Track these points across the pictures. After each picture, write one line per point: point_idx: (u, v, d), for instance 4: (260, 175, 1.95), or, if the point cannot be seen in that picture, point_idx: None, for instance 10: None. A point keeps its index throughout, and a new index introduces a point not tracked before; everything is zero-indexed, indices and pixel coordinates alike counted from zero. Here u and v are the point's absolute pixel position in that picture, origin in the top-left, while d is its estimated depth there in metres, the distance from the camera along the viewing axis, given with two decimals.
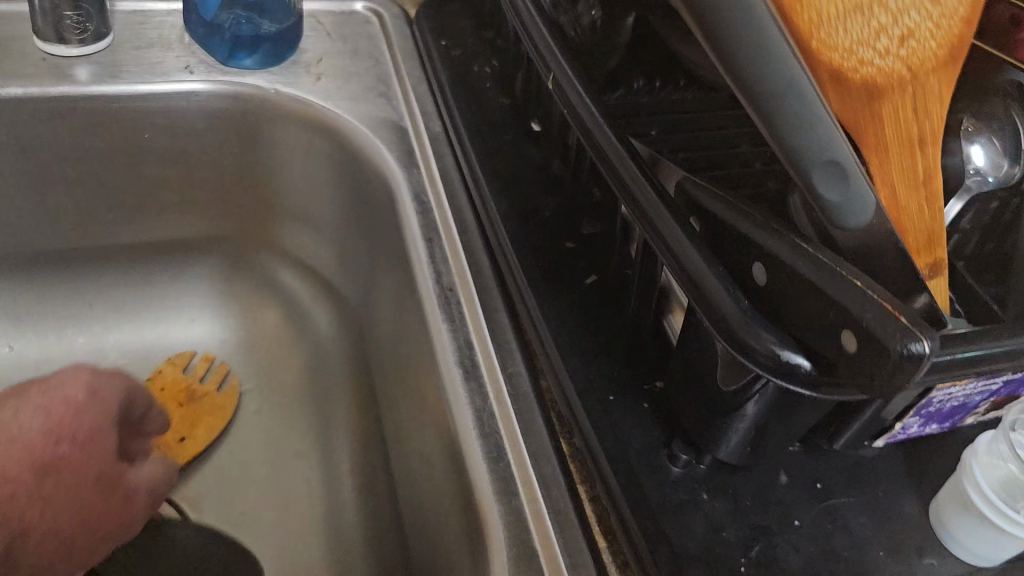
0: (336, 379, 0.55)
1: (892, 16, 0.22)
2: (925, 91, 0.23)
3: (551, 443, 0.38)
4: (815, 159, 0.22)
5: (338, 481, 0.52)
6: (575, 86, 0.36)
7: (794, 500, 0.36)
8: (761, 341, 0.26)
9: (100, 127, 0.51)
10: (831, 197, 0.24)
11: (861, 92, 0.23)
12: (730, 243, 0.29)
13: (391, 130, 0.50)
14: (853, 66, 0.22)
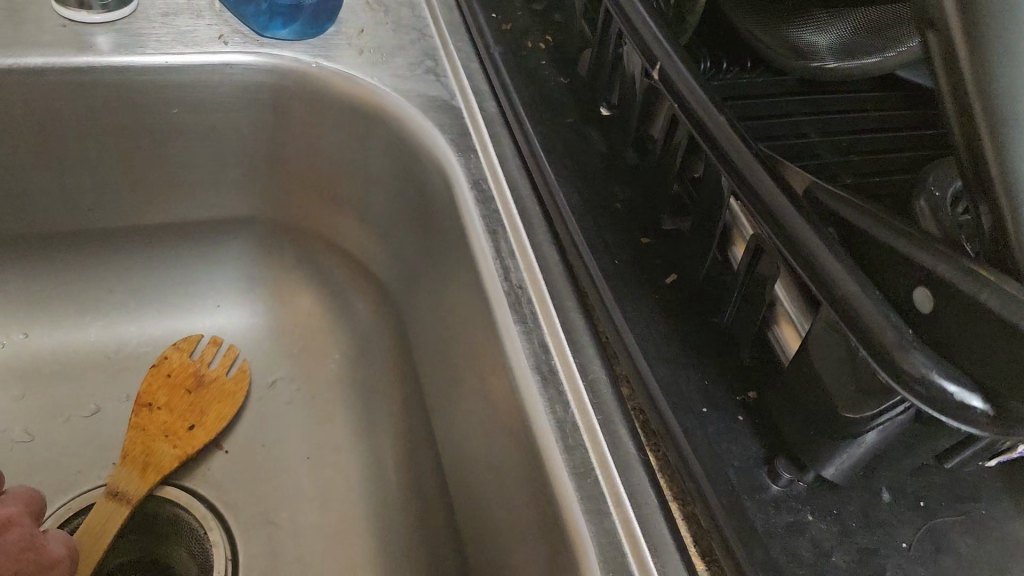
0: (378, 372, 0.53)
1: None
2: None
3: (639, 455, 0.36)
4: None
5: (385, 482, 0.49)
6: (685, 75, 0.33)
7: (899, 521, 0.34)
8: (924, 373, 0.23)
9: (124, 101, 0.46)
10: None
11: None
12: (880, 260, 0.27)
13: (443, 111, 0.47)
14: None
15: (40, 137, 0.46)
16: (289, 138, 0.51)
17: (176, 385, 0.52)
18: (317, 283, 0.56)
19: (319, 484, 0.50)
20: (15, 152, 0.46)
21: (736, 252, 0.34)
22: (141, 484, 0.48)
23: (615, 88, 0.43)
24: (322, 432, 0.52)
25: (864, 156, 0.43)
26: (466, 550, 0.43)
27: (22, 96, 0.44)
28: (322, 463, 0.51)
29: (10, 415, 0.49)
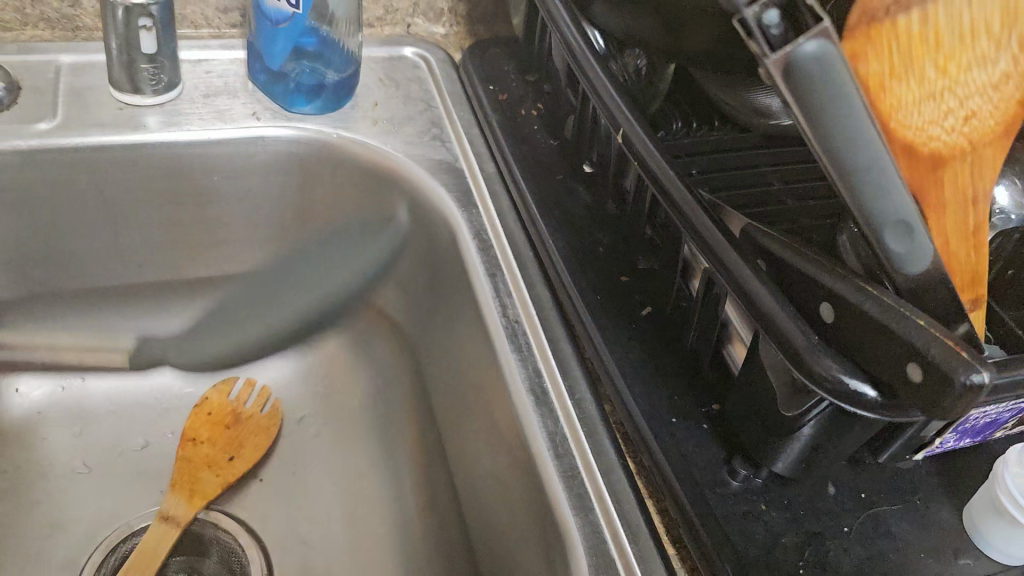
0: (395, 404, 0.59)
1: (958, 100, 0.25)
2: (983, 163, 0.26)
3: (619, 460, 0.42)
4: (889, 223, 0.26)
5: (403, 501, 0.55)
6: (642, 136, 0.40)
7: (841, 509, 0.40)
8: (828, 370, 0.30)
9: (171, 171, 0.54)
10: (897, 248, 0.27)
11: (928, 163, 0.26)
12: (797, 284, 0.33)
13: (449, 172, 0.54)
14: (924, 140, 0.25)
15: (98, 203, 0.53)
16: (314, 199, 0.58)
17: (216, 422, 0.58)
18: (339, 328, 0.62)
19: (345, 505, 0.56)
20: (78, 215, 0.53)
21: (696, 283, 0.41)
22: (188, 508, 0.55)
23: (595, 148, 0.50)
24: (346, 459, 0.58)
25: (815, 199, 0.50)
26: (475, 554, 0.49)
27: (86, 169, 0.51)
28: (348, 486, 0.57)
29: (70, 448, 0.56)
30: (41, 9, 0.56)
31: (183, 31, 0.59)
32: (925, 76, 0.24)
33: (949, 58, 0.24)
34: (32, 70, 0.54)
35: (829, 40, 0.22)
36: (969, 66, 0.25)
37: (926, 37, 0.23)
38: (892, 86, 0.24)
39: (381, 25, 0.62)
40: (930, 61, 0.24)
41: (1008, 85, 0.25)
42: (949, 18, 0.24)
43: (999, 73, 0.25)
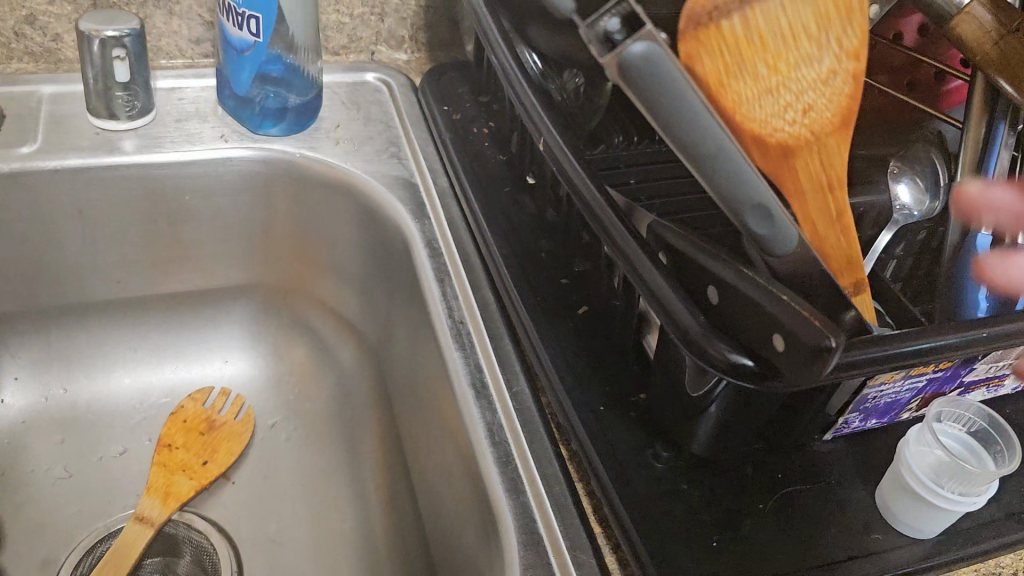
0: (358, 408, 0.62)
1: (794, 95, 0.28)
2: (825, 149, 0.30)
3: (552, 447, 0.45)
4: (749, 207, 0.29)
5: (365, 499, 0.58)
6: (557, 141, 0.43)
7: (758, 489, 0.43)
8: (715, 348, 0.33)
9: (145, 191, 0.57)
10: (763, 231, 0.31)
11: (777, 152, 0.29)
12: (692, 273, 0.36)
13: (405, 187, 0.58)
14: (770, 132, 0.28)
15: (77, 222, 0.57)
16: (280, 215, 0.61)
17: (191, 429, 0.61)
18: (307, 340, 0.66)
19: (311, 504, 0.59)
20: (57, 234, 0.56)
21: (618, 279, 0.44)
22: (163, 509, 0.57)
23: (536, 162, 0.54)
24: (313, 462, 0.61)
25: None
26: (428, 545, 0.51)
27: (64, 189, 0.55)
28: (314, 487, 0.60)
29: (52, 455, 0.59)
30: (25, 43, 0.59)
31: (159, 62, 0.63)
32: (759, 74, 0.27)
33: (778, 58, 0.27)
34: (15, 100, 0.58)
35: (655, 42, 0.24)
36: (798, 63, 0.27)
37: (754, 43, 0.26)
38: (730, 84, 0.26)
39: (345, 52, 0.66)
40: (762, 61, 0.26)
41: (834, 79, 0.28)
42: (772, 23, 0.26)
43: (824, 69, 0.28)
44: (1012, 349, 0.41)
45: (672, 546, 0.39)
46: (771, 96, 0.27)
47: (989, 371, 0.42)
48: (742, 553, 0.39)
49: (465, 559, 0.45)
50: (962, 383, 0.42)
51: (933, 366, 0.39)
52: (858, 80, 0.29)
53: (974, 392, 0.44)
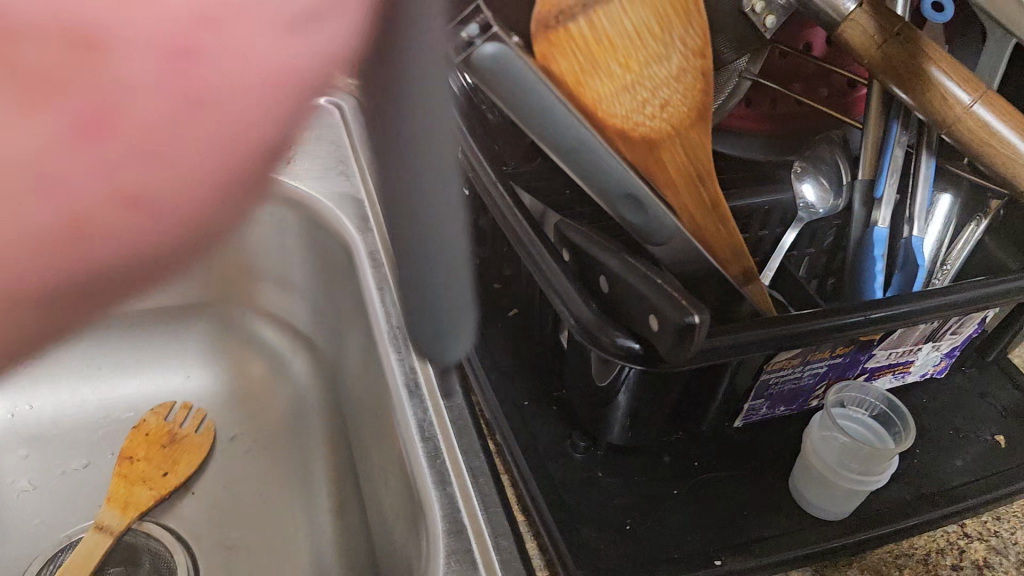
0: (314, 420, 0.65)
1: (649, 92, 0.34)
2: (688, 141, 0.36)
3: (479, 443, 0.47)
4: (618, 201, 0.32)
5: (317, 505, 0.60)
6: (469, 148, 0.45)
7: (674, 476, 0.45)
8: (607, 335, 0.35)
9: None
10: (638, 220, 0.33)
11: (642, 144, 0.35)
12: (589, 267, 0.38)
13: (352, 202, 0.60)
14: (632, 125, 0.34)
15: None
16: None
17: (153, 442, 0.63)
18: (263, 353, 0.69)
19: (267, 511, 0.60)
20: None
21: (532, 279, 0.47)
22: (122, 519, 0.58)
23: None
24: (271, 471, 0.63)
25: None
26: (373, 545, 0.53)
27: None
28: (271, 495, 0.61)
29: (17, 470, 0.60)
30: None
31: None
32: (613, 74, 0.33)
33: (629, 58, 0.33)
34: None
35: (504, 44, 0.29)
36: (649, 64, 0.34)
37: (604, 45, 0.32)
38: (586, 82, 0.32)
39: None
40: (613, 63, 0.33)
41: (684, 76, 0.35)
42: (618, 28, 0.32)
43: (674, 67, 0.34)
44: (908, 333, 0.43)
45: (587, 529, 0.41)
46: (627, 91, 0.33)
47: (890, 357, 0.45)
48: (653, 533, 0.41)
49: (401, 552, 0.47)
50: (865, 370, 0.45)
51: (829, 350, 0.42)
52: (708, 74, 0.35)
53: (881, 378, 0.46)
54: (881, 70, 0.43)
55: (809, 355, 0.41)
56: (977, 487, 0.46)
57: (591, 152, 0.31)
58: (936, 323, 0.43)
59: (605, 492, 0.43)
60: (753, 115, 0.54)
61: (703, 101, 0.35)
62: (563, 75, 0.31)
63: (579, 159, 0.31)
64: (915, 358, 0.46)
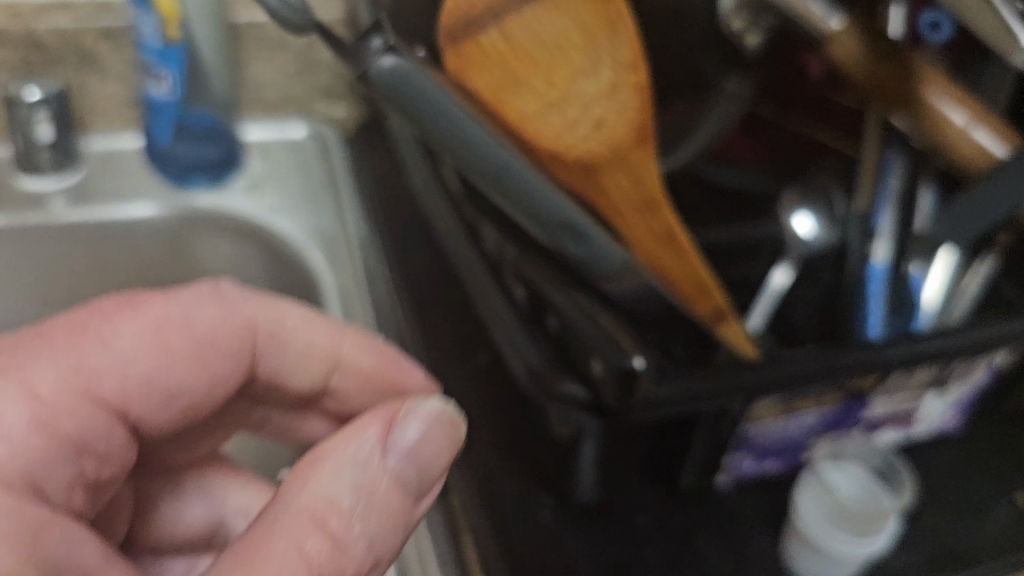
0: None
1: (575, 109, 0.35)
2: (631, 163, 0.35)
3: (441, 501, 0.43)
4: (552, 220, 0.31)
5: None
6: (430, 180, 0.42)
7: (651, 542, 0.40)
8: (562, 387, 0.32)
9: None
10: (580, 251, 0.31)
11: (579, 168, 0.35)
12: (538, 304, 0.34)
13: (325, 242, 0.58)
14: (565, 150, 0.34)
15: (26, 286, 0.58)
16: (186, 269, 0.61)
17: None
18: None
19: None
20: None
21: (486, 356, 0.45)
22: None
23: None
24: None
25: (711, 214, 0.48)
26: None
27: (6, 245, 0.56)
28: None
29: None
30: None
31: (98, 125, 0.64)
32: (535, 91, 0.35)
33: (552, 73, 0.35)
34: None
35: (403, 59, 0.30)
36: (575, 80, 0.35)
37: (519, 57, 0.34)
38: (505, 99, 0.34)
39: (282, 107, 0.65)
40: (537, 80, 0.35)
41: (618, 92, 0.35)
42: (533, 39, 0.35)
43: (605, 82, 0.35)
44: (907, 380, 0.39)
45: None
46: (552, 110, 0.35)
47: (889, 407, 0.40)
48: None
49: None
50: (861, 422, 0.40)
51: (815, 401, 0.38)
52: (642, 89, 0.35)
53: (882, 433, 0.42)
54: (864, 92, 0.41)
55: (791, 406, 0.37)
56: (994, 550, 0.41)
57: (415, 91, 0.31)
58: (939, 368, 0.39)
59: (572, 560, 0.39)
60: (749, 144, 0.50)
61: (644, 121, 0.35)
62: (483, 93, 0.34)
63: (423, 115, 0.31)
64: (919, 408, 0.41)
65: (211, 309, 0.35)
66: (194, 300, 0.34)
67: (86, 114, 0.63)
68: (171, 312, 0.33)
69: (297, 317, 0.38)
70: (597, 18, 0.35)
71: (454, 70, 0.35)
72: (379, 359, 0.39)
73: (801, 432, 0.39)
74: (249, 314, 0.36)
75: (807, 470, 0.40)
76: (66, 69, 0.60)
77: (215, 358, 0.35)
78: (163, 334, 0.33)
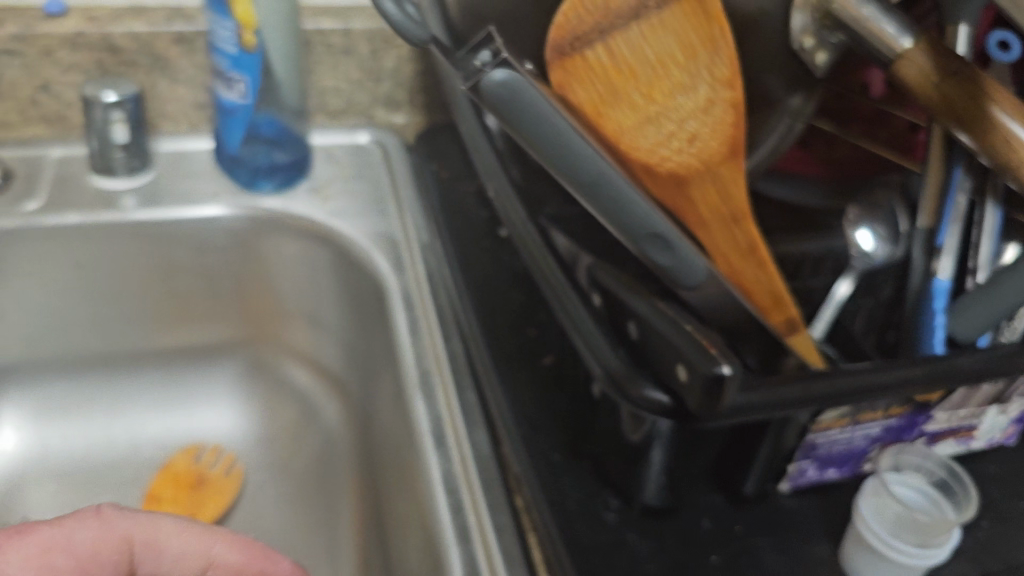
0: (339, 443, 0.61)
1: (674, 123, 0.36)
2: (718, 177, 0.36)
3: (506, 500, 0.43)
4: (643, 234, 0.32)
5: (336, 532, 0.56)
6: (503, 191, 0.44)
7: (715, 543, 0.41)
8: (641, 389, 0.33)
9: (46, 233, 0.57)
10: (665, 264, 0.32)
11: (671, 180, 0.36)
12: (617, 308, 0.35)
13: (387, 243, 0.59)
14: (658, 161, 0.36)
15: (94, 285, 0.60)
16: (252, 268, 0.62)
17: (181, 483, 0.59)
18: (267, 394, 0.65)
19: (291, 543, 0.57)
20: (51, 277, 0.59)
21: (550, 359, 0.49)
22: None
23: (505, 248, 0.57)
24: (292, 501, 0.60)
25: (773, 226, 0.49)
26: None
27: (80, 243, 0.58)
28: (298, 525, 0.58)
29: (49, 507, 0.58)
30: (41, 110, 0.62)
31: (164, 126, 0.66)
32: (635, 102, 0.35)
33: (651, 87, 0.35)
34: (28, 162, 0.62)
35: (511, 70, 0.30)
36: (673, 95, 0.35)
37: (623, 72, 0.35)
38: (605, 111, 0.35)
39: (344, 116, 0.69)
40: (635, 90, 0.35)
41: (713, 107, 0.36)
42: (637, 56, 0.35)
43: (702, 98, 0.36)
44: (972, 394, 0.40)
45: None
46: (650, 123, 0.35)
47: (951, 420, 0.41)
48: None
49: None
50: (923, 433, 0.41)
51: (883, 410, 0.38)
52: (737, 106, 0.36)
53: (942, 445, 0.43)
54: (937, 113, 0.39)
55: (859, 416, 0.38)
56: None
57: (526, 108, 0.30)
58: (1002, 384, 0.40)
59: (640, 559, 0.39)
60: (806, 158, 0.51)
61: (735, 136, 0.36)
62: (582, 105, 0.35)
63: (521, 123, 0.30)
64: (981, 422, 0.42)
65: (92, 530, 0.40)
66: (70, 526, 0.39)
67: (155, 119, 0.65)
68: (55, 537, 0.38)
69: (169, 526, 0.42)
70: (702, 34, 0.35)
71: (557, 82, 0.36)
72: (246, 552, 0.44)
73: (865, 442, 0.40)
74: (126, 530, 0.41)
75: (872, 476, 0.41)
76: (138, 72, 0.62)
77: (98, 567, 0.39)
78: (52, 553, 0.38)
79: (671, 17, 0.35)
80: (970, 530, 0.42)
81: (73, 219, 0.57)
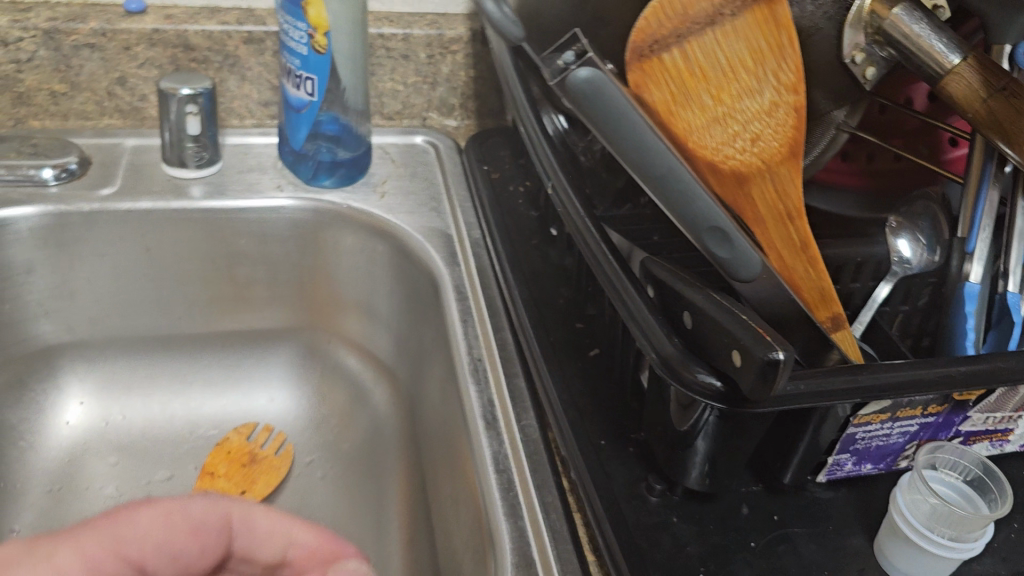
0: (386, 429, 0.63)
1: (740, 124, 0.38)
2: (778, 178, 0.38)
3: (554, 479, 0.45)
4: (705, 226, 0.33)
5: (383, 512, 0.58)
6: (560, 188, 0.47)
7: (753, 528, 0.43)
8: (694, 375, 0.35)
9: (118, 217, 0.60)
10: (724, 255, 0.34)
11: (733, 179, 0.38)
12: (671, 300, 0.38)
13: (440, 237, 0.62)
14: (722, 159, 0.37)
15: (161, 268, 0.63)
16: (311, 260, 0.65)
17: (234, 460, 0.62)
18: (317, 380, 0.68)
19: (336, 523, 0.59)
20: (122, 259, 0.62)
21: (596, 351, 0.51)
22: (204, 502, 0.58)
23: (557, 245, 0.59)
24: (339, 486, 0.62)
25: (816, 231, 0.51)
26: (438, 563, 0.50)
27: (150, 225, 0.61)
28: (343, 508, 0.60)
29: (106, 477, 0.60)
30: (116, 102, 0.66)
31: (230, 121, 0.69)
32: (705, 105, 0.36)
33: (721, 90, 0.36)
34: (102, 149, 0.65)
35: (596, 69, 0.32)
36: (741, 97, 0.37)
37: (696, 74, 0.36)
38: (677, 113, 0.36)
39: (399, 117, 0.72)
40: (706, 93, 0.36)
41: (777, 110, 0.38)
42: (710, 60, 0.36)
43: (766, 102, 0.38)
44: (1009, 396, 0.41)
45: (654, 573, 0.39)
46: (717, 123, 0.37)
47: (987, 422, 0.43)
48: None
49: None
50: (959, 433, 0.43)
51: (922, 408, 0.40)
52: (799, 110, 0.38)
53: (975, 445, 0.45)
54: (983, 127, 0.41)
55: (899, 412, 0.40)
56: None
57: (607, 104, 0.33)
58: None
59: (682, 540, 0.41)
60: (849, 170, 0.54)
61: (795, 138, 0.38)
62: (654, 106, 0.36)
63: (601, 117, 0.33)
64: (1015, 426, 0.44)
65: (203, 502, 0.34)
66: (181, 496, 0.34)
67: (222, 115, 0.69)
68: (169, 502, 0.33)
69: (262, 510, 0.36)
70: (771, 38, 0.37)
71: (632, 83, 0.36)
72: (322, 534, 0.36)
73: (902, 438, 0.42)
74: (229, 506, 0.35)
75: (908, 472, 0.43)
76: (209, 68, 0.65)
77: (203, 537, 0.34)
78: (166, 522, 0.32)
79: (743, 24, 0.36)
80: (1000, 529, 0.44)
81: (144, 205, 0.61)
